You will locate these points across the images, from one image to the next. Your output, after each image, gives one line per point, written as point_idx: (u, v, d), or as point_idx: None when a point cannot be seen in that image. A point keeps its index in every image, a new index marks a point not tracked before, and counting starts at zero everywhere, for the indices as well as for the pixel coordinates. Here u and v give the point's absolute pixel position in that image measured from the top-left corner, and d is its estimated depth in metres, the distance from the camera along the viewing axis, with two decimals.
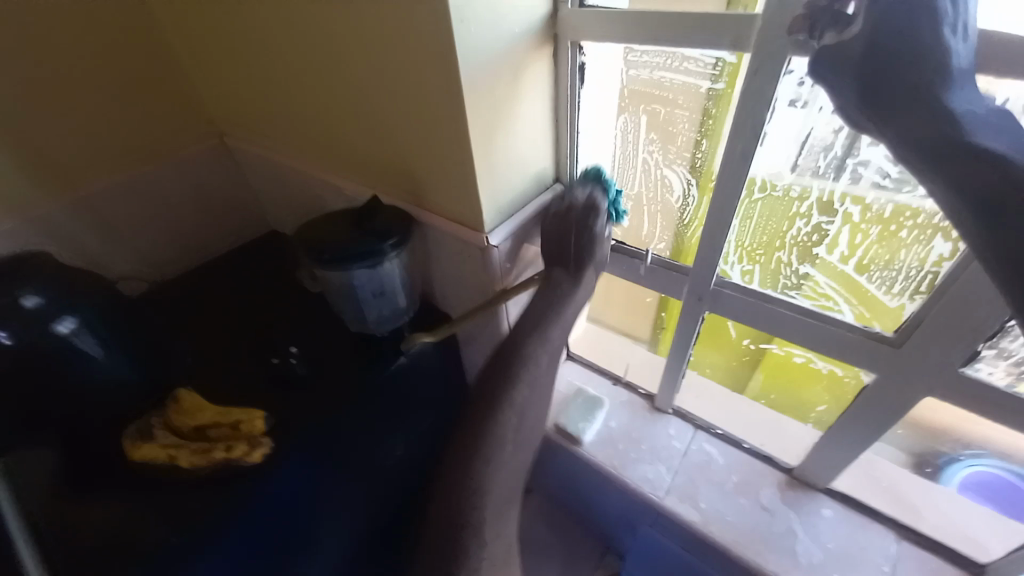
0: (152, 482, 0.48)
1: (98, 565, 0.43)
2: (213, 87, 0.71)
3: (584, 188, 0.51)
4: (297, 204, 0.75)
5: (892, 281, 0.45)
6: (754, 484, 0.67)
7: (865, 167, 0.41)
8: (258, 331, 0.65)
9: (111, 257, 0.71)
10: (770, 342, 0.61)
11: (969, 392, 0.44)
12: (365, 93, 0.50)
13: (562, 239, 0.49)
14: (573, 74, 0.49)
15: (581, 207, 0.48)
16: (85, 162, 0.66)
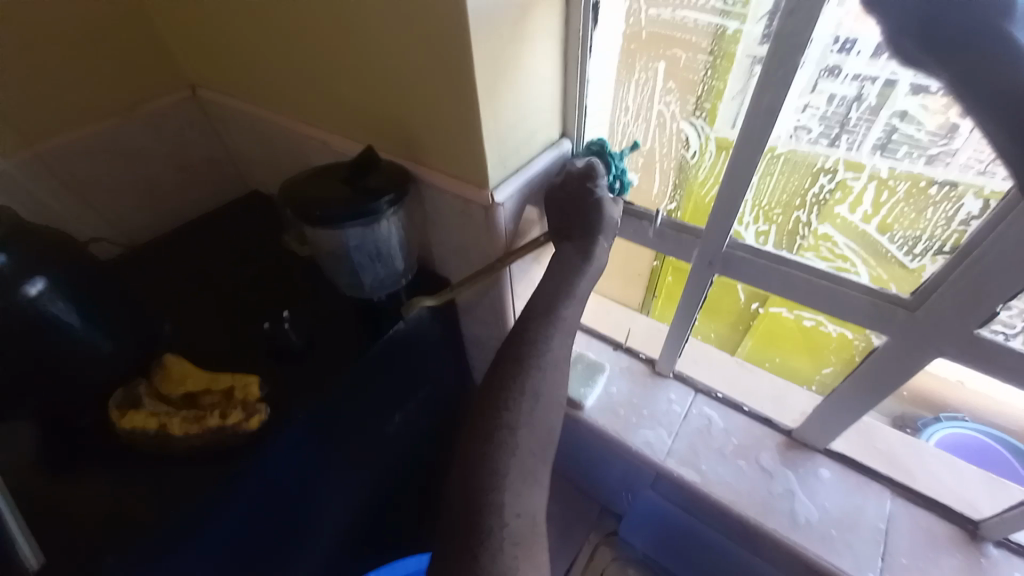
0: (141, 452, 0.46)
1: (91, 537, 0.41)
2: (183, 30, 0.65)
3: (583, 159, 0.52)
4: (281, 161, 0.70)
5: (914, 241, 0.43)
6: (753, 448, 0.67)
7: (901, 118, 0.38)
8: (248, 297, 0.62)
9: (82, 219, 0.67)
10: (779, 307, 0.59)
11: (984, 355, 0.43)
12: (358, 32, 0.45)
13: (570, 208, 0.49)
14: (585, 13, 0.44)
15: (578, 173, 0.49)
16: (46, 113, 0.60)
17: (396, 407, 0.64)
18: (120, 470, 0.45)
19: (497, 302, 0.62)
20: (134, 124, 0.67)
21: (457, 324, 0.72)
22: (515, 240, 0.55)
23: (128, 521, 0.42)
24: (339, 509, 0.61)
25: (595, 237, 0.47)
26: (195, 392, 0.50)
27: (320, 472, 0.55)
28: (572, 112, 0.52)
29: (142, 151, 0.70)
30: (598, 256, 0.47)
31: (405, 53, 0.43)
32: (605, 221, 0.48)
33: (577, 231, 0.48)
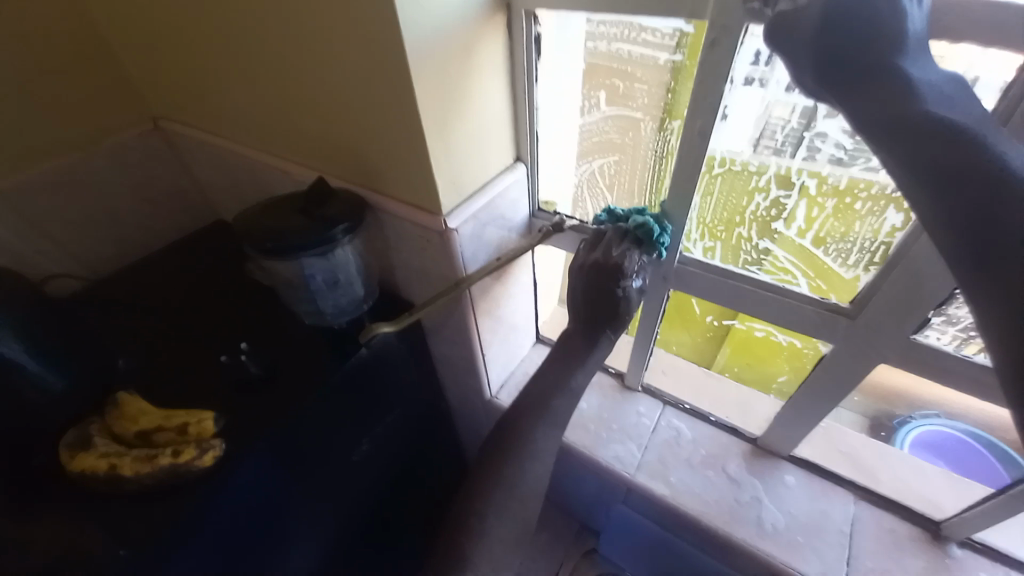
0: (93, 494, 0.45)
1: None
2: (139, 63, 0.65)
3: (623, 245, 0.49)
4: (243, 191, 0.70)
5: (847, 252, 0.45)
6: (720, 457, 0.69)
7: (822, 140, 0.40)
8: (207, 329, 0.61)
9: (38, 255, 0.66)
10: (732, 318, 0.62)
11: (923, 360, 0.45)
12: (308, 71, 0.46)
13: (598, 299, 0.49)
14: (529, 46, 0.47)
15: (612, 267, 0.47)
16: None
17: (362, 435, 0.63)
18: (73, 516, 0.43)
19: (460, 325, 0.63)
20: (92, 158, 0.67)
21: (426, 349, 0.72)
22: (475, 263, 0.56)
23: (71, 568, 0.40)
24: (305, 545, 0.59)
25: (603, 332, 0.50)
26: (149, 430, 0.48)
27: (282, 507, 0.54)
28: (524, 137, 0.54)
29: (99, 184, 0.68)
30: (600, 348, 0.51)
31: (353, 86, 0.44)
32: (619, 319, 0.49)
33: (590, 324, 0.50)
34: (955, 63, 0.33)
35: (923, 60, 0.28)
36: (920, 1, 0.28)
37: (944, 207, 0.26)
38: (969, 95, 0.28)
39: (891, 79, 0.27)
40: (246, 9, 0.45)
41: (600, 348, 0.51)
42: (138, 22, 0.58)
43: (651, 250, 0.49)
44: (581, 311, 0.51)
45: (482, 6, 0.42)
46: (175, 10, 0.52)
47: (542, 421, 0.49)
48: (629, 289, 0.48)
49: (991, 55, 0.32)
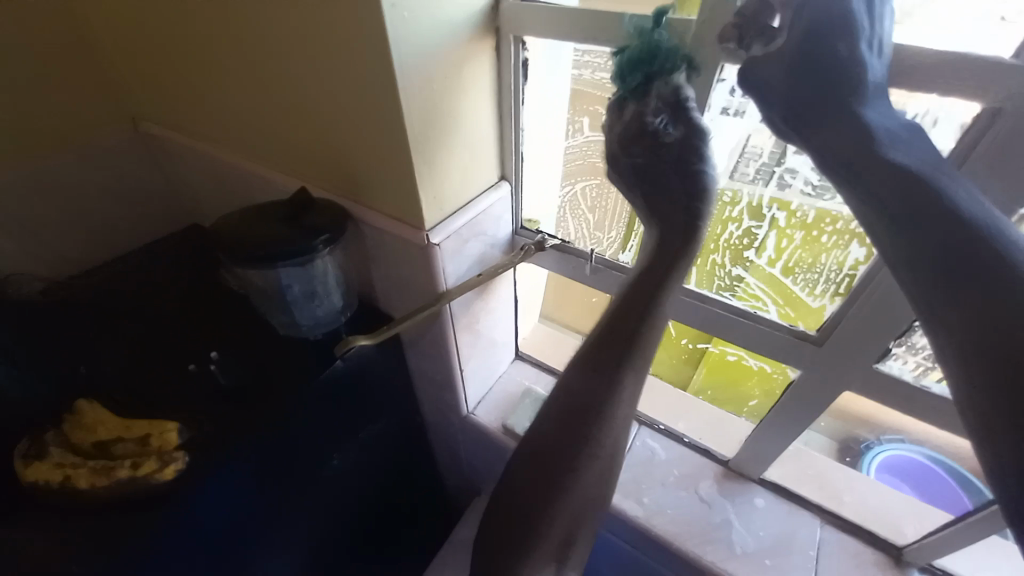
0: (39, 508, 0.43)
1: None
2: (120, 63, 0.64)
3: (635, 80, 0.37)
4: (221, 197, 0.69)
5: (814, 282, 0.47)
6: (693, 478, 0.69)
7: (792, 175, 0.42)
8: (176, 335, 0.59)
9: (1, 254, 0.63)
10: (707, 341, 0.63)
11: (885, 387, 0.46)
12: (296, 80, 0.46)
13: (644, 169, 0.39)
14: (516, 71, 0.48)
15: (630, 113, 0.39)
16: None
17: (334, 450, 0.61)
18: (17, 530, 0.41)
19: (439, 339, 0.62)
20: (65, 155, 0.65)
21: (404, 362, 0.71)
22: (455, 278, 0.56)
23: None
24: (267, 563, 0.57)
25: (686, 187, 0.37)
26: (108, 440, 0.46)
27: (244, 523, 0.52)
28: (509, 157, 0.55)
29: (71, 182, 0.67)
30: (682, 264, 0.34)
31: (341, 99, 0.44)
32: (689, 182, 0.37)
33: (653, 199, 0.39)
34: (914, 108, 0.35)
35: (882, 107, 0.30)
36: (881, 52, 0.30)
37: (895, 246, 0.27)
38: (923, 141, 0.30)
39: (852, 124, 0.29)
40: (237, 18, 0.45)
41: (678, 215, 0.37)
42: (121, 21, 0.57)
43: (667, 70, 0.36)
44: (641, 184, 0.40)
45: (471, 29, 0.43)
46: (161, 12, 0.52)
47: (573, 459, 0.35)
48: (655, 130, 0.38)
49: (952, 104, 0.33)
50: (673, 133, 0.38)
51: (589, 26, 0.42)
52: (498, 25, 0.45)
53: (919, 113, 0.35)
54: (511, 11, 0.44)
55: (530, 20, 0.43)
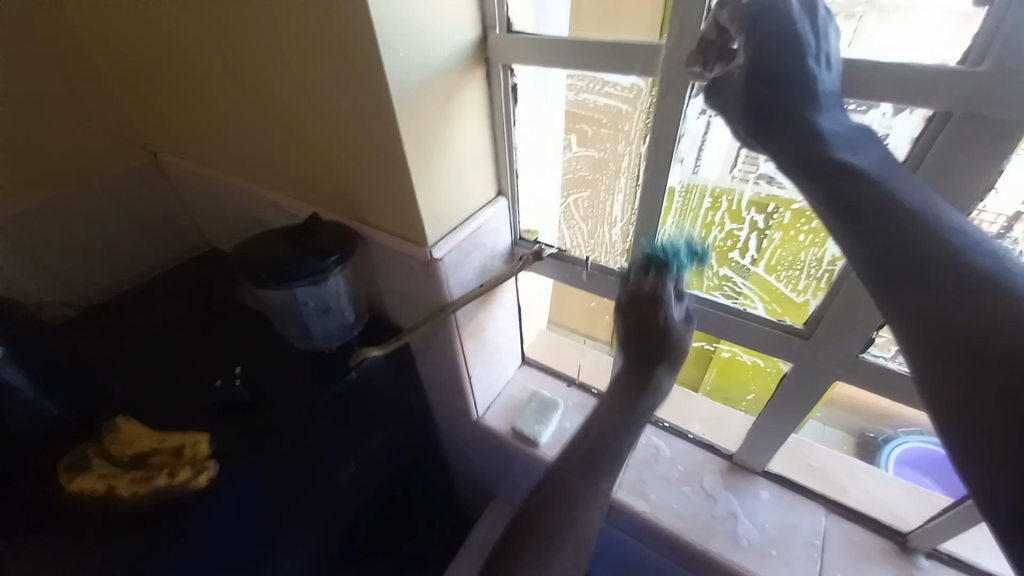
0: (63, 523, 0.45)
1: None
2: (139, 104, 0.69)
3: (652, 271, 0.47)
4: (235, 222, 0.73)
5: (796, 278, 0.49)
6: (697, 473, 0.71)
7: (767, 180, 0.45)
8: (200, 352, 0.63)
9: (29, 283, 0.68)
10: (703, 341, 0.66)
11: (872, 377, 0.48)
12: (301, 113, 0.50)
13: (641, 335, 0.47)
14: (506, 94, 0.52)
15: (647, 296, 0.46)
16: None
17: (349, 457, 0.64)
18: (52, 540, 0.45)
19: (446, 348, 0.66)
20: (89, 189, 0.71)
21: (414, 373, 0.74)
22: (457, 289, 0.59)
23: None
24: (287, 569, 0.61)
25: (659, 364, 0.47)
26: (143, 453, 0.50)
27: (266, 531, 0.55)
28: (504, 172, 0.58)
29: (94, 215, 0.72)
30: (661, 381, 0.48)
31: (344, 129, 0.48)
32: (673, 352, 0.47)
33: (643, 359, 0.47)
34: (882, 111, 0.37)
35: (836, 113, 0.33)
36: (830, 66, 0.33)
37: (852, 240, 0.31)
38: (874, 142, 0.33)
39: (807, 131, 0.31)
40: (245, 61, 0.49)
41: (672, 367, 0.48)
42: (136, 67, 0.63)
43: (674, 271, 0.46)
44: (629, 347, 0.49)
45: (461, 60, 0.47)
46: (173, 58, 0.57)
47: (582, 500, 0.45)
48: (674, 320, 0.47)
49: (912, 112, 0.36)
50: (678, 320, 0.47)
51: (567, 50, 0.45)
52: (488, 55, 0.49)
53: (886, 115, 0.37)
54: (499, 41, 0.48)
55: (516, 47, 0.47)
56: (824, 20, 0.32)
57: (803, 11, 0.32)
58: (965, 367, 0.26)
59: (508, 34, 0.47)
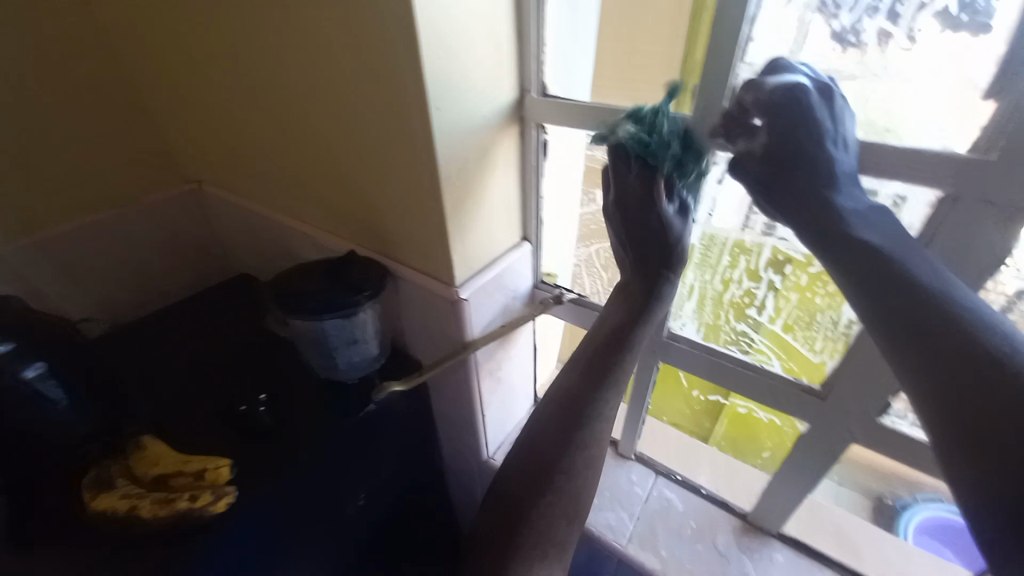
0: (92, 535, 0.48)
1: None
2: (195, 140, 0.75)
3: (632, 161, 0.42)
4: (271, 252, 0.78)
5: (813, 339, 0.50)
6: (710, 531, 0.70)
7: (784, 242, 0.47)
8: (227, 375, 0.65)
9: (72, 300, 0.72)
10: (718, 394, 0.67)
11: (889, 441, 0.48)
12: (347, 160, 0.55)
13: (633, 228, 0.45)
14: (537, 150, 0.56)
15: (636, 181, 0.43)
16: (53, 201, 0.68)
17: (359, 489, 0.64)
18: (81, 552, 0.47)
19: (462, 386, 0.67)
20: (138, 214, 0.76)
21: (428, 408, 0.75)
22: (479, 329, 0.61)
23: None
24: None
25: (662, 274, 0.46)
26: (166, 474, 0.51)
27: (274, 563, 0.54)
28: (530, 220, 0.61)
29: (139, 239, 0.77)
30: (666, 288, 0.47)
31: (385, 175, 0.52)
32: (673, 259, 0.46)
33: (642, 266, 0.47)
34: (895, 190, 0.40)
35: (854, 193, 0.35)
36: (847, 147, 0.35)
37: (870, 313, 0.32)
38: (892, 219, 0.34)
39: (826, 209, 0.34)
40: (302, 111, 0.54)
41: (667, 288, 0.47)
42: (197, 109, 0.69)
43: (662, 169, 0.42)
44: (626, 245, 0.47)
45: (499, 120, 0.51)
46: (235, 104, 0.62)
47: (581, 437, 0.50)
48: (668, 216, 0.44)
49: (922, 192, 0.38)
50: (672, 216, 0.45)
51: (596, 115, 0.49)
52: (523, 114, 0.53)
53: (899, 194, 0.39)
54: (534, 104, 0.52)
55: (549, 111, 0.51)
56: (841, 106, 0.35)
57: (820, 100, 0.35)
58: (977, 445, 0.27)
59: (543, 97, 0.51)
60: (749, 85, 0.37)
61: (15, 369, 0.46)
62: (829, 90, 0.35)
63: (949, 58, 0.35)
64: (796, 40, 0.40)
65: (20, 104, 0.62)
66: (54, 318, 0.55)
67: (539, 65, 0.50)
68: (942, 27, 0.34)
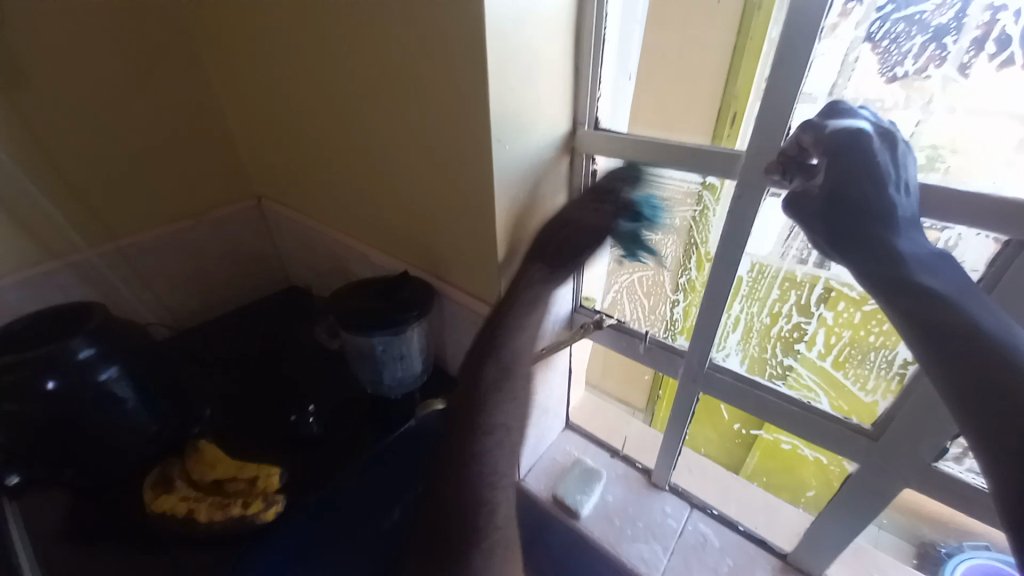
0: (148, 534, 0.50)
1: None
2: (259, 160, 0.81)
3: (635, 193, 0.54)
4: (322, 266, 0.82)
5: (865, 377, 0.49)
6: (748, 570, 0.67)
7: (835, 280, 0.47)
8: (280, 383, 0.68)
9: (141, 306, 0.77)
10: (759, 428, 0.66)
11: (946, 488, 0.46)
12: (406, 185, 0.58)
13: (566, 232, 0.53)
14: (586, 179, 0.58)
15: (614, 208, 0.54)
16: (131, 214, 0.73)
17: (395, 502, 0.65)
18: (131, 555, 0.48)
19: None
20: (203, 227, 0.80)
21: None
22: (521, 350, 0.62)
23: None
24: None
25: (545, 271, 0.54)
26: (222, 480, 0.53)
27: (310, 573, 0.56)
28: None
29: (203, 251, 0.82)
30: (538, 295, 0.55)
31: (445, 201, 0.54)
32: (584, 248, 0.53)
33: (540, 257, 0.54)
34: (957, 233, 0.39)
35: (915, 237, 0.35)
36: (909, 192, 0.36)
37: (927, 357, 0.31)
38: (954, 266, 0.34)
39: (886, 251, 0.34)
40: (368, 138, 0.58)
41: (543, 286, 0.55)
42: (268, 132, 0.74)
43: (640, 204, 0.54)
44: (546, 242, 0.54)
45: (552, 150, 0.53)
46: (303, 128, 0.67)
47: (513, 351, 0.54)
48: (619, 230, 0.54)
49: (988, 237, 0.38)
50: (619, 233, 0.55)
51: (646, 148, 0.51)
52: (574, 145, 0.56)
53: (962, 236, 0.39)
54: (586, 136, 0.54)
55: (601, 143, 0.53)
56: (904, 151, 0.36)
57: (884, 145, 0.35)
58: None
59: (594, 130, 0.54)
60: (809, 126, 0.38)
61: (93, 370, 0.49)
62: (892, 135, 0.36)
63: (1003, 92, 0.36)
64: (842, 74, 0.41)
65: (111, 125, 0.68)
66: (133, 324, 0.58)
67: (592, 103, 0.53)
68: (992, 61, 0.35)
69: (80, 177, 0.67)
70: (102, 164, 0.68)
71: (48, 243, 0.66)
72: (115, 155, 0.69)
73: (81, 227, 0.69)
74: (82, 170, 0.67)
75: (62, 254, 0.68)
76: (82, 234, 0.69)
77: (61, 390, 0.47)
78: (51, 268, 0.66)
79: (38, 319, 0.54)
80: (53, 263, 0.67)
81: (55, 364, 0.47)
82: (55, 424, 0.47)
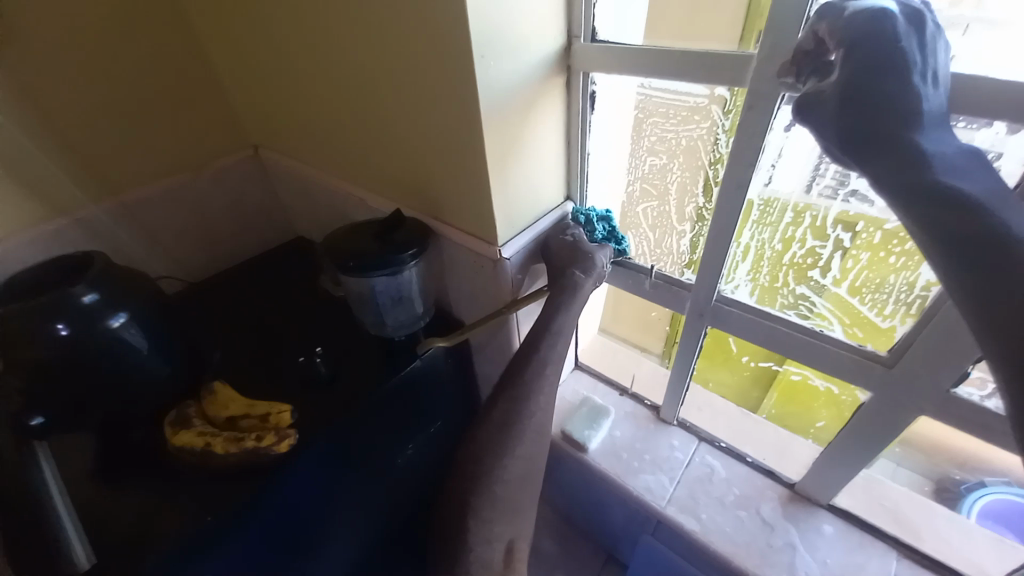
0: (174, 473, 0.53)
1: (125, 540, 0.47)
2: (249, 104, 0.78)
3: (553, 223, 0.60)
4: (324, 213, 0.81)
5: (883, 302, 0.46)
6: (754, 499, 0.69)
7: (857, 198, 0.43)
8: (288, 328, 0.70)
9: (152, 260, 0.78)
10: (771, 361, 0.63)
11: (962, 415, 0.44)
12: (391, 120, 0.55)
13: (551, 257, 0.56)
14: (584, 100, 0.53)
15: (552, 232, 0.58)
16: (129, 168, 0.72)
17: (408, 439, 0.68)
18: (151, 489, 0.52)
19: (505, 346, 0.68)
20: (203, 178, 0.80)
21: (471, 366, 0.78)
22: (523, 288, 0.61)
23: (157, 532, 0.48)
24: (346, 541, 0.65)
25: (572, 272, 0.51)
26: (236, 416, 0.55)
27: (328, 501, 0.59)
28: (574, 178, 0.60)
29: (206, 203, 0.81)
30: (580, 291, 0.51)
31: (431, 133, 0.51)
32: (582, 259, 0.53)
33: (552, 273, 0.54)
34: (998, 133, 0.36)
35: (938, 135, 0.31)
36: (936, 83, 0.32)
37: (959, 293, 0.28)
38: (980, 167, 0.31)
39: (910, 152, 0.30)
40: (346, 68, 0.54)
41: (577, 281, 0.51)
42: (253, 72, 0.71)
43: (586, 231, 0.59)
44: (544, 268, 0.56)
45: (546, 69, 0.49)
46: (284, 65, 0.63)
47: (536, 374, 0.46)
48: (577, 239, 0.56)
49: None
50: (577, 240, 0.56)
51: (649, 59, 0.46)
52: (569, 63, 0.51)
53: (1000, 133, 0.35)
54: (582, 50, 0.49)
55: (597, 57, 0.48)
56: (933, 35, 0.31)
57: (910, 28, 0.31)
58: None
59: (591, 43, 0.49)
60: (825, 14, 0.33)
61: (101, 318, 0.50)
62: (920, 16, 0.31)
63: None
64: None
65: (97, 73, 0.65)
66: (142, 274, 0.60)
67: (589, 8, 0.47)
68: None
69: (72, 128, 0.65)
70: (94, 115, 0.67)
71: (52, 199, 0.66)
72: (105, 105, 0.67)
73: (84, 182, 0.69)
74: (73, 122, 0.65)
75: (68, 210, 0.68)
76: (84, 189, 0.69)
77: (74, 335, 0.49)
78: (60, 224, 0.67)
79: (45, 268, 0.55)
80: (60, 219, 0.68)
81: (63, 310, 0.49)
82: (72, 366, 0.49)
